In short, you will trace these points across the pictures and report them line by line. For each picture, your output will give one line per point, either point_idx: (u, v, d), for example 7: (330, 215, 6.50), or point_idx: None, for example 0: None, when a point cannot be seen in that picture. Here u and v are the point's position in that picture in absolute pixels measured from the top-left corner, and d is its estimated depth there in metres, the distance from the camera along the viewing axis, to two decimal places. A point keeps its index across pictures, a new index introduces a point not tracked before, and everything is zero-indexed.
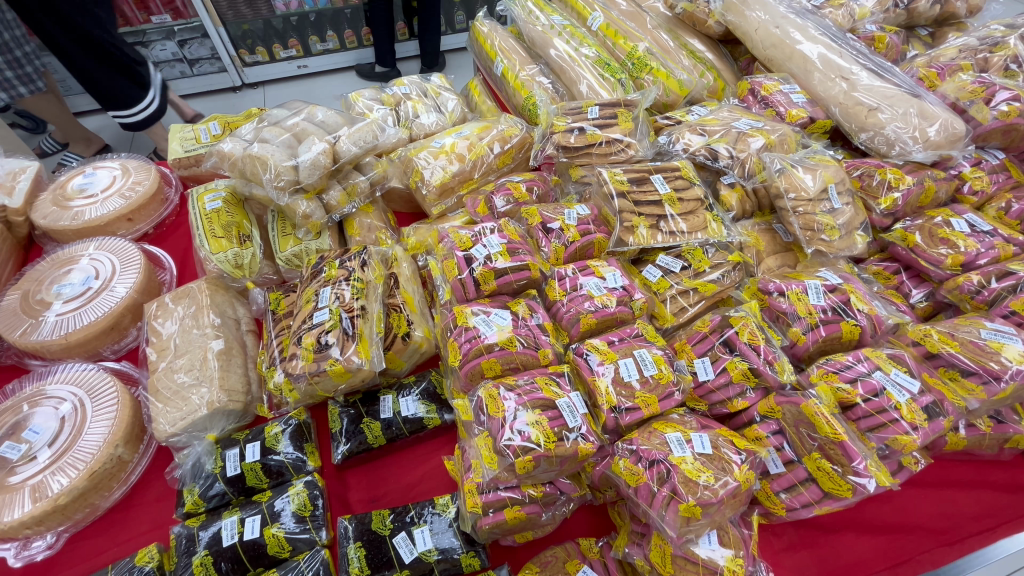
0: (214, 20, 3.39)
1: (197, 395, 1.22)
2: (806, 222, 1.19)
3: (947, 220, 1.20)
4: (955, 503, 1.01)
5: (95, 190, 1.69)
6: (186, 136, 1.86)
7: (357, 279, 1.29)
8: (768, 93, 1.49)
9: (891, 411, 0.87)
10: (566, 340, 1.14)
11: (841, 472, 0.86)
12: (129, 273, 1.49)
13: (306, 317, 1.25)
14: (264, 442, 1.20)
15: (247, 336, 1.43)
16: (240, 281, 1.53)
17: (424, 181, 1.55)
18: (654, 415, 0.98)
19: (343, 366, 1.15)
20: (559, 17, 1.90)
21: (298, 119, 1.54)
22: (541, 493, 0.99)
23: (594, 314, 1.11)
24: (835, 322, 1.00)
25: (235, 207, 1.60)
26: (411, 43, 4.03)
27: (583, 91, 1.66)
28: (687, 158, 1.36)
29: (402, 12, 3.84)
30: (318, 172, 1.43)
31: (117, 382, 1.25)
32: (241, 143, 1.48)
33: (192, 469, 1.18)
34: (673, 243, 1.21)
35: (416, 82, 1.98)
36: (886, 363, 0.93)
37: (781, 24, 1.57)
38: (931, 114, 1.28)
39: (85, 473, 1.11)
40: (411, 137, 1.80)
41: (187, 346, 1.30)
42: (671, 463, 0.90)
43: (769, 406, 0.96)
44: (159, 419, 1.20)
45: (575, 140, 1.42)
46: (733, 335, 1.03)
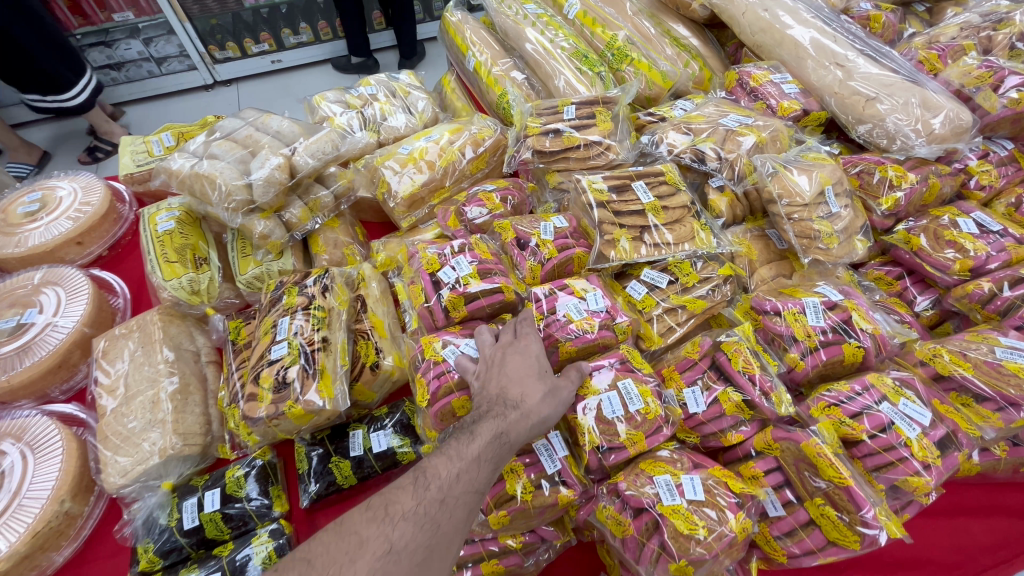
0: (179, 15, 3.22)
1: (149, 441, 1.13)
2: (801, 229, 1.09)
3: (954, 220, 1.11)
4: (968, 532, 0.94)
5: (39, 214, 1.56)
6: (137, 149, 1.73)
7: (318, 307, 1.19)
8: (757, 84, 1.38)
9: (900, 449, 0.79)
10: None
11: (848, 522, 0.77)
12: (76, 305, 1.38)
13: (264, 351, 1.15)
14: (225, 489, 1.11)
15: (208, 368, 1.34)
16: (198, 308, 1.42)
17: (391, 193, 1.45)
18: (641, 453, 0.90)
19: (303, 407, 1.05)
20: (533, 6, 1.77)
21: (251, 131, 1.42)
22: (521, 543, 0.91)
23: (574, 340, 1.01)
24: (836, 344, 0.91)
25: (190, 227, 1.48)
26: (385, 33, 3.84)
27: (560, 86, 1.54)
28: (672, 160, 1.26)
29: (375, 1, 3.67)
30: (274, 189, 1.32)
31: (63, 429, 1.16)
32: (189, 159, 1.36)
33: (145, 525, 1.08)
34: (658, 256, 1.11)
35: (383, 82, 1.85)
36: (893, 392, 0.84)
37: (769, 7, 1.46)
38: (934, 104, 1.18)
39: (28, 534, 1.02)
40: (380, 141, 1.68)
41: (139, 386, 1.21)
42: (659, 513, 0.81)
43: (766, 442, 0.87)
44: (108, 469, 1.11)
45: (551, 144, 1.31)
46: (724, 361, 0.95)
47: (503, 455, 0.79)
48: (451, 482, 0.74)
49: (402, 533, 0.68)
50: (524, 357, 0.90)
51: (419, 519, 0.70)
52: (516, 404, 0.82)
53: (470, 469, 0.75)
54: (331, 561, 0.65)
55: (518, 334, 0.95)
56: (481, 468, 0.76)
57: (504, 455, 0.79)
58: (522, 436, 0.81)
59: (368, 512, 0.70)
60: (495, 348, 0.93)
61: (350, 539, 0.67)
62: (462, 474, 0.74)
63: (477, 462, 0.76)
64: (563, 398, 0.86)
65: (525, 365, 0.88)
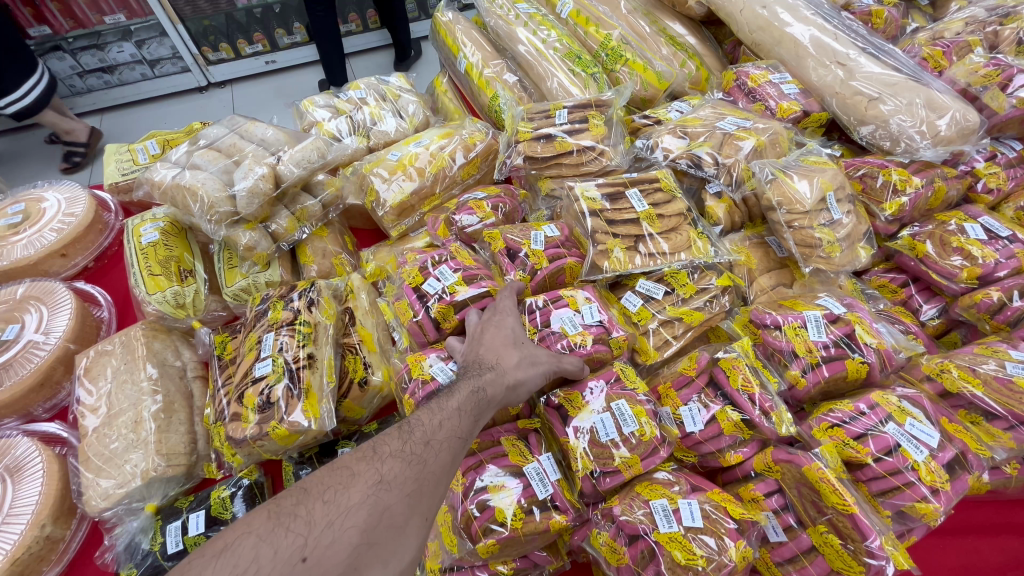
0: (170, 17, 3.15)
1: (131, 463, 1.10)
2: (802, 238, 1.05)
3: (961, 226, 1.07)
4: (980, 553, 0.90)
5: (22, 225, 1.53)
6: (122, 157, 1.70)
7: (303, 322, 1.16)
8: (756, 84, 1.34)
9: (907, 473, 0.75)
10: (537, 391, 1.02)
11: (854, 552, 0.73)
12: (60, 319, 1.35)
13: (248, 369, 1.12)
14: (209, 511, 1.08)
15: (194, 384, 1.31)
16: (184, 321, 1.39)
17: (380, 202, 1.41)
18: (637, 476, 0.87)
19: (287, 428, 1.02)
20: (525, 5, 1.73)
21: (236, 139, 1.39)
22: (511, 570, 0.87)
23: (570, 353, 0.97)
24: (839, 359, 0.88)
25: (175, 238, 1.45)
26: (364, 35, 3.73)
27: (552, 89, 1.50)
28: (668, 165, 1.22)
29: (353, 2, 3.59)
30: (258, 200, 1.28)
31: (44, 451, 1.13)
32: (172, 170, 1.32)
33: (127, 550, 1.05)
34: (653, 266, 1.07)
35: (372, 85, 1.81)
36: (899, 412, 0.80)
37: (768, 4, 1.41)
38: (940, 105, 1.14)
39: (7, 561, 0.99)
40: (370, 147, 1.64)
41: (121, 405, 1.17)
42: (655, 540, 0.78)
43: (766, 463, 0.84)
44: (90, 492, 1.08)
45: (542, 150, 1.27)
46: (721, 377, 0.91)
47: (483, 410, 0.81)
48: (436, 428, 0.74)
49: (393, 467, 0.68)
50: (500, 329, 0.94)
51: (407, 456, 0.70)
52: (493, 368, 0.86)
53: (453, 417, 0.77)
54: (322, 493, 0.64)
55: (497, 308, 0.98)
56: (464, 416, 0.78)
57: (483, 409, 0.81)
58: (500, 395, 0.84)
59: (358, 452, 0.70)
60: (477, 322, 0.97)
61: (341, 472, 0.66)
62: (446, 420, 0.76)
63: (459, 413, 0.78)
64: (540, 367, 0.90)
65: (504, 335, 0.92)
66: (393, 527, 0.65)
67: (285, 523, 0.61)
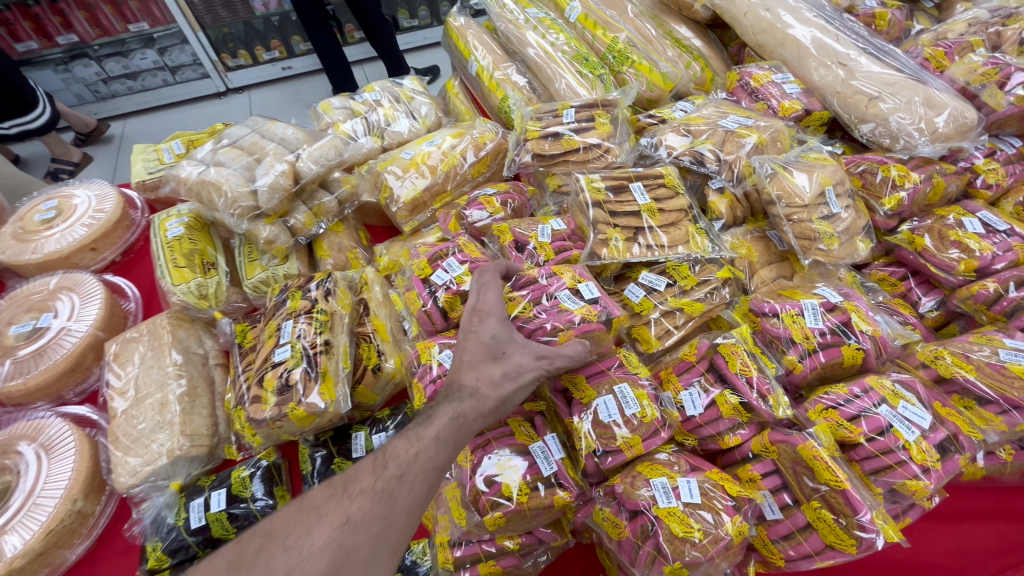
0: (192, 24, 3.29)
1: (158, 443, 1.16)
2: (801, 231, 1.09)
3: (959, 220, 1.09)
4: (974, 537, 0.92)
5: (55, 221, 1.61)
6: (149, 157, 1.78)
7: (320, 310, 1.21)
8: (758, 84, 1.38)
9: (898, 452, 0.78)
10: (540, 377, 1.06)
11: (846, 526, 0.77)
12: (90, 309, 1.42)
13: (268, 355, 1.17)
14: (230, 489, 1.13)
15: (215, 371, 1.36)
16: (206, 312, 1.45)
17: (394, 198, 1.46)
18: (638, 456, 0.90)
19: (305, 409, 1.07)
20: (535, 10, 1.78)
21: (256, 138, 1.45)
22: (517, 545, 0.91)
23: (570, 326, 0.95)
24: (835, 346, 0.91)
25: (199, 232, 1.52)
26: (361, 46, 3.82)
27: (560, 90, 1.55)
28: (671, 162, 1.26)
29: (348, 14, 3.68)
30: (278, 196, 1.34)
31: (76, 431, 1.19)
32: (196, 167, 1.39)
33: (153, 524, 1.11)
34: (656, 258, 1.11)
35: (387, 88, 1.88)
36: (892, 395, 0.83)
37: (771, 7, 1.45)
38: (938, 102, 1.17)
39: (41, 533, 1.05)
40: (384, 146, 1.70)
41: (147, 389, 1.24)
42: (655, 515, 0.81)
43: (763, 444, 0.87)
44: (118, 469, 1.14)
45: (550, 147, 1.31)
46: (720, 362, 0.94)
47: (464, 435, 0.80)
48: (409, 461, 0.74)
49: (361, 505, 0.69)
50: (478, 337, 0.90)
51: (377, 493, 0.70)
52: (472, 388, 0.83)
53: (428, 447, 0.76)
54: (293, 534, 0.66)
55: (478, 309, 0.94)
56: (441, 446, 0.77)
57: (464, 435, 0.80)
58: (483, 417, 0.82)
59: (330, 489, 0.72)
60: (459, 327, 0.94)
61: (309, 513, 0.68)
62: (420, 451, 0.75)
63: (437, 442, 0.77)
64: (524, 377, 0.86)
65: (485, 345, 0.89)
66: (360, 565, 0.66)
67: (254, 564, 0.63)
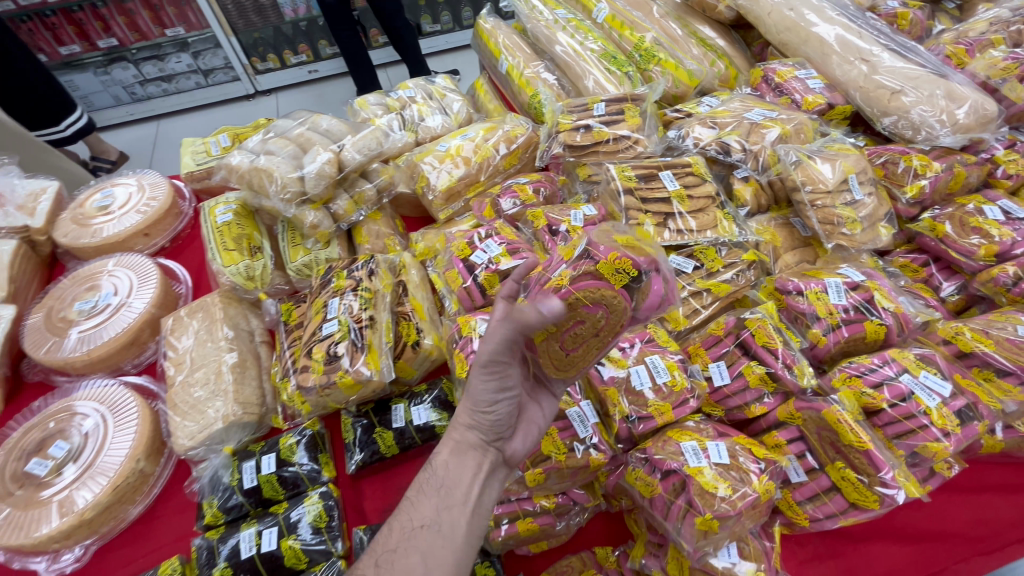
0: (225, 29, 3.34)
1: (213, 409, 1.24)
2: (825, 216, 1.14)
3: (979, 208, 1.14)
4: (993, 508, 0.96)
5: (113, 207, 1.72)
6: (197, 149, 1.90)
7: (365, 288, 1.29)
8: (782, 80, 1.44)
9: (920, 417, 0.83)
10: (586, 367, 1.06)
11: (868, 482, 0.82)
12: (146, 288, 1.51)
13: (316, 329, 1.25)
14: (280, 454, 1.21)
15: (262, 347, 1.45)
16: (252, 292, 1.53)
17: (430, 187, 1.54)
18: (669, 423, 0.95)
19: (352, 377, 1.15)
20: (563, 11, 1.86)
21: (302, 129, 1.55)
22: (553, 504, 0.98)
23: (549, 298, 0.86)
24: (858, 321, 0.96)
25: (246, 219, 1.61)
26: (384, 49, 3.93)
27: (589, 86, 1.62)
28: (698, 153, 1.32)
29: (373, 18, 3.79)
30: (324, 182, 1.43)
31: (137, 398, 1.27)
32: (247, 156, 1.49)
33: (210, 482, 1.19)
34: (683, 242, 1.16)
35: (421, 85, 1.96)
36: (914, 365, 0.88)
37: (795, 7, 1.50)
38: (959, 95, 1.22)
39: (109, 487, 1.14)
40: (418, 140, 1.78)
41: (203, 360, 1.32)
42: (686, 474, 0.86)
43: (789, 412, 0.92)
44: (177, 433, 1.22)
45: (581, 139, 1.38)
46: (748, 337, 1.00)
47: (449, 480, 0.81)
48: (391, 540, 0.75)
49: None
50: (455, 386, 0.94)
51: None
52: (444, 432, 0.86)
53: (412, 506, 0.79)
54: None
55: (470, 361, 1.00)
56: (424, 498, 0.79)
57: (446, 478, 0.81)
58: (462, 454, 0.84)
59: None
60: None
61: None
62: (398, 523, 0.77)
63: (414, 504, 0.79)
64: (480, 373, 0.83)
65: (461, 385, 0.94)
66: None
67: None
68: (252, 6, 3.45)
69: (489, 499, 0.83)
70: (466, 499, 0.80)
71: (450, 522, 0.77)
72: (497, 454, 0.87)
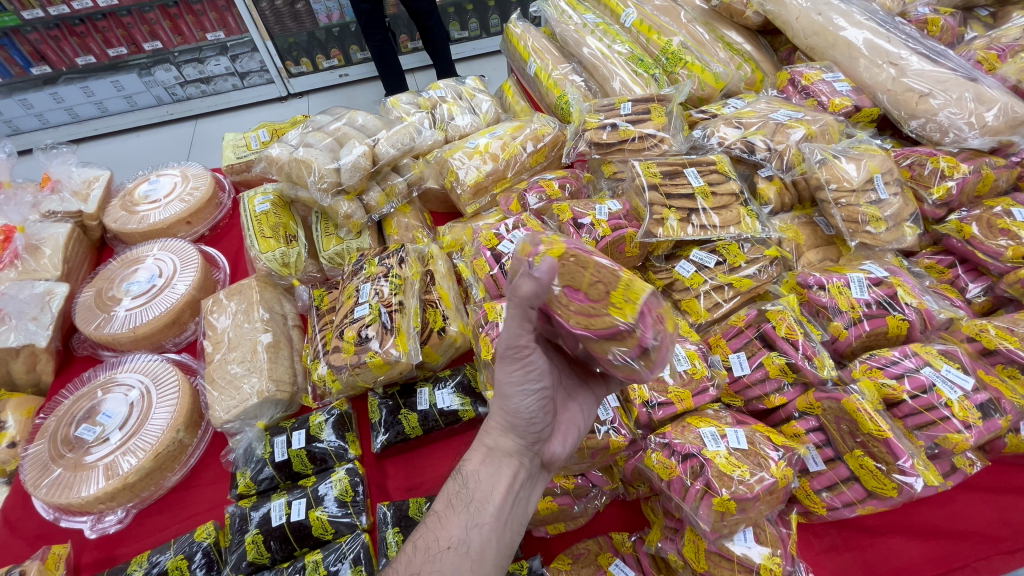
0: (262, 34, 3.39)
1: (248, 385, 1.30)
2: (849, 214, 1.16)
3: (1008, 210, 1.13)
4: (1018, 509, 0.96)
5: (157, 196, 1.81)
6: (238, 144, 2.00)
7: (395, 275, 1.34)
8: (809, 83, 1.46)
9: (940, 409, 0.86)
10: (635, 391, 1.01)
11: (886, 471, 0.85)
12: (188, 271, 1.58)
13: (348, 312, 1.31)
14: (309, 430, 1.26)
15: (294, 331, 1.51)
16: (286, 279, 1.61)
17: (459, 181, 1.59)
18: (688, 410, 0.98)
19: (382, 358, 1.20)
20: (592, 15, 1.91)
21: (339, 124, 1.62)
22: (572, 485, 1.02)
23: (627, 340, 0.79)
24: (880, 316, 1.00)
25: (282, 209, 1.68)
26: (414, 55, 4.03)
27: (615, 87, 1.66)
28: (723, 151, 1.34)
29: (404, 24, 3.86)
30: (359, 174, 1.49)
31: (179, 373, 1.34)
32: (287, 148, 1.56)
33: (244, 454, 1.26)
34: (706, 237, 1.18)
35: (451, 85, 2.03)
36: (936, 359, 0.92)
37: (824, 11, 1.52)
38: (988, 98, 1.24)
39: (150, 455, 1.20)
40: (447, 138, 1.84)
41: (239, 339, 1.39)
42: (705, 458, 0.88)
43: (808, 402, 0.96)
44: (215, 406, 1.29)
45: (608, 137, 1.42)
46: (770, 330, 1.03)
47: (477, 496, 0.84)
48: (423, 557, 0.78)
49: None
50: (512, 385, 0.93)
51: None
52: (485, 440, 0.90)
53: (441, 525, 0.82)
54: None
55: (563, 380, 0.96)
56: (453, 516, 0.82)
57: (474, 493, 0.85)
58: (490, 470, 0.86)
59: None
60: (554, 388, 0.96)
61: None
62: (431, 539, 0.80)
63: (448, 518, 0.82)
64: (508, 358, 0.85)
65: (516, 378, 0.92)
66: None
67: None
68: (289, 12, 3.48)
69: (519, 514, 0.86)
70: (495, 515, 0.83)
71: (477, 541, 0.80)
72: (530, 468, 0.89)
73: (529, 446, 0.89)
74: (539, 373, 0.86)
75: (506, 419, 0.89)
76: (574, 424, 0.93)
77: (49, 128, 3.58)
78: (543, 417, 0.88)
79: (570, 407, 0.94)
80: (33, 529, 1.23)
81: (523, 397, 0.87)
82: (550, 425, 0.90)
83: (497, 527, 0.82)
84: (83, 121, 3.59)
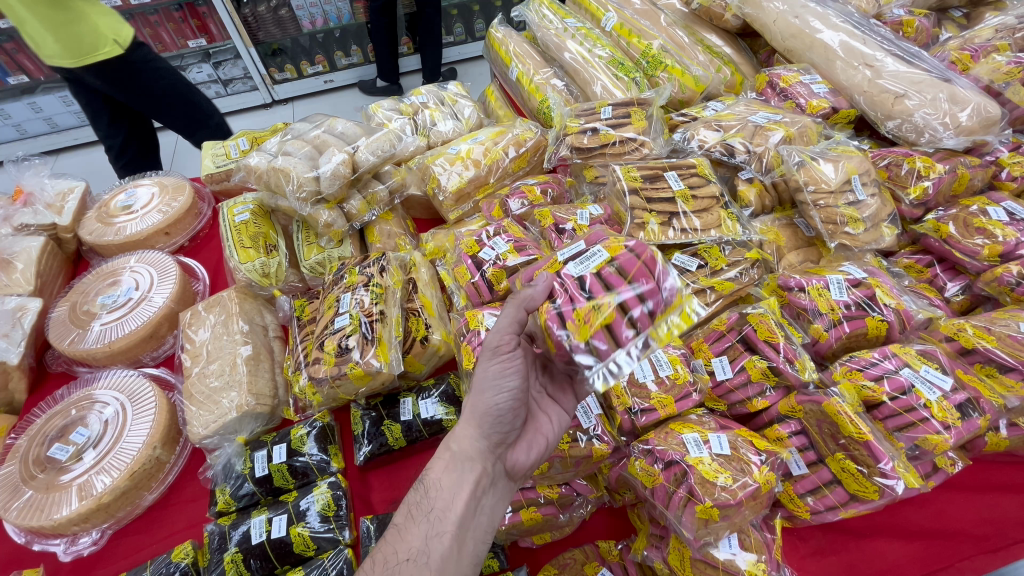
0: (245, 41, 3.33)
1: (227, 399, 1.27)
2: (827, 216, 1.17)
3: (983, 209, 1.15)
4: (999, 507, 0.96)
5: (135, 206, 1.77)
6: (217, 152, 1.96)
7: (376, 284, 1.32)
8: (787, 85, 1.48)
9: (921, 410, 0.87)
10: (626, 404, 0.99)
11: (867, 474, 0.86)
12: (166, 282, 1.55)
13: (328, 322, 1.29)
14: (290, 444, 1.24)
15: (274, 342, 1.48)
16: (267, 289, 1.58)
17: (441, 188, 1.57)
18: (671, 416, 0.98)
19: (362, 369, 1.18)
20: (573, 20, 1.90)
21: (318, 132, 1.60)
22: (556, 494, 1.01)
23: (567, 322, 0.81)
24: (859, 317, 1.00)
25: (263, 218, 1.65)
26: (413, 57, 3.93)
27: (597, 91, 1.66)
28: (703, 154, 1.35)
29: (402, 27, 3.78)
30: (339, 182, 1.48)
31: (155, 388, 1.31)
32: (265, 156, 1.53)
33: (223, 470, 1.23)
34: (686, 240, 1.18)
35: (433, 91, 2.01)
36: (915, 360, 0.92)
37: (800, 14, 1.53)
38: (962, 99, 1.25)
39: (125, 473, 1.17)
40: (430, 144, 1.83)
41: (218, 352, 1.36)
42: (688, 464, 0.87)
43: (790, 406, 0.96)
44: (193, 421, 1.26)
45: (588, 141, 1.42)
46: (751, 332, 1.03)
47: (439, 504, 0.83)
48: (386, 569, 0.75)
49: None
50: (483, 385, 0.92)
51: None
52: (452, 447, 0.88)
53: (400, 537, 0.80)
54: None
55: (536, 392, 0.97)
56: (414, 527, 0.81)
57: (435, 502, 0.83)
58: (453, 477, 0.85)
59: None
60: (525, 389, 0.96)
61: None
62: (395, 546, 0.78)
63: (411, 525, 0.81)
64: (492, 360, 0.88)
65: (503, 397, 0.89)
66: None
67: None
68: (272, 19, 3.41)
69: (482, 521, 0.85)
70: (458, 522, 0.81)
71: (439, 552, 0.78)
72: (493, 473, 0.88)
73: (491, 451, 0.89)
74: (512, 373, 0.89)
75: (471, 423, 0.89)
76: (541, 439, 0.93)
77: (26, 138, 3.51)
78: (511, 420, 0.89)
79: (540, 416, 0.95)
80: (5, 553, 1.19)
81: (494, 394, 0.88)
82: (515, 431, 0.91)
83: (458, 537, 0.81)
84: (62, 130, 3.52)
